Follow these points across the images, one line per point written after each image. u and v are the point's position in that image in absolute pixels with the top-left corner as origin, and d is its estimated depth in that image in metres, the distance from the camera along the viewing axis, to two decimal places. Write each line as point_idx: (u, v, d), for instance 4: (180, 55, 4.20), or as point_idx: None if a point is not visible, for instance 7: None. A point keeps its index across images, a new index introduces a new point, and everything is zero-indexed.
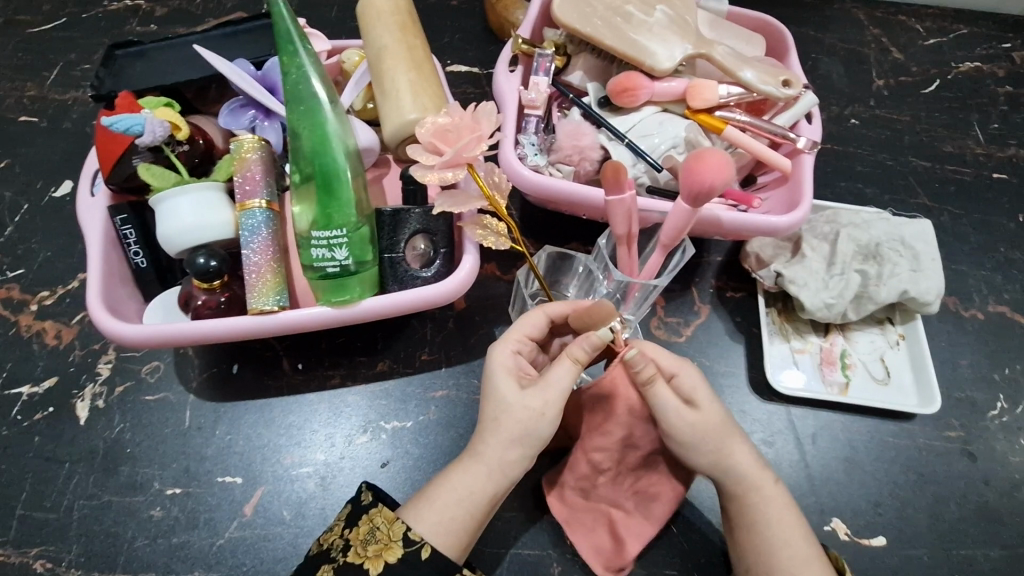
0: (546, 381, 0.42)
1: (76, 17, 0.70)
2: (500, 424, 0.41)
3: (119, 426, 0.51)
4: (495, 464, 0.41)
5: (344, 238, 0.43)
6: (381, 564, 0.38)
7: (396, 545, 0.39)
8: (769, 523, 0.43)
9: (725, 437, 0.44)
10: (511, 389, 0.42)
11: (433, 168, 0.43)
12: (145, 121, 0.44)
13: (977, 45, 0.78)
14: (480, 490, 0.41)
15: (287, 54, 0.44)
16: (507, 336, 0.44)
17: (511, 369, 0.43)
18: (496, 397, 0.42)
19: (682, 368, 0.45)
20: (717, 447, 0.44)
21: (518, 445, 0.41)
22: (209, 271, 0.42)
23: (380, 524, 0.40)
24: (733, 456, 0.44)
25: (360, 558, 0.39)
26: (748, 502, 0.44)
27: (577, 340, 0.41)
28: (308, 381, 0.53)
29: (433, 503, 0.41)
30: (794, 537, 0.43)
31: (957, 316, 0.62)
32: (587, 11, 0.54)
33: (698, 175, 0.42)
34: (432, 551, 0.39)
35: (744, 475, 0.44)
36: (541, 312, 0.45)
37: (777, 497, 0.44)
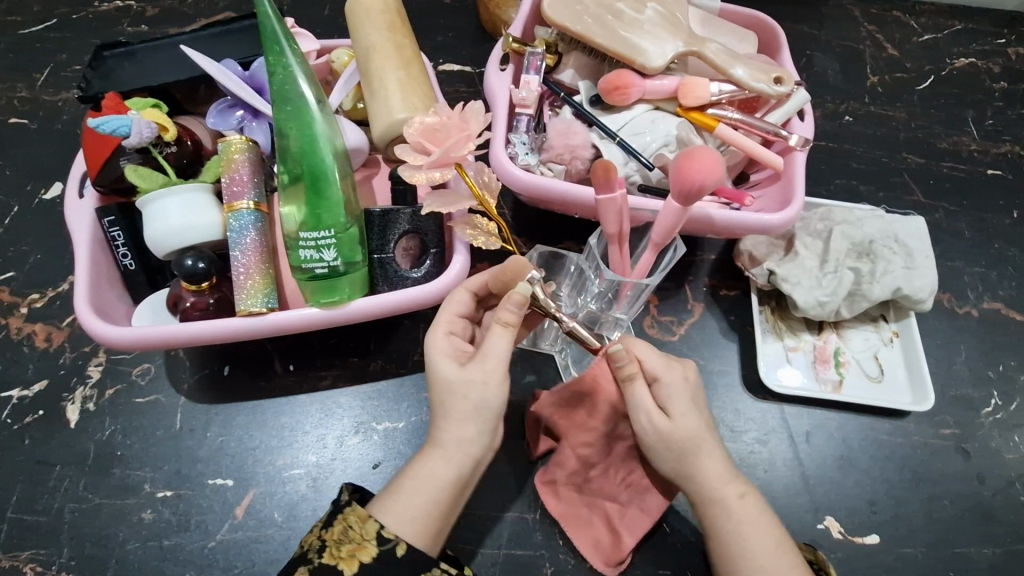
0: (483, 354, 0.41)
1: (66, 18, 0.70)
2: (451, 406, 0.41)
3: (110, 428, 0.50)
4: (451, 448, 0.41)
5: (333, 238, 0.43)
6: (356, 564, 0.38)
7: (370, 544, 0.39)
8: (737, 532, 0.42)
9: (707, 442, 0.44)
10: (449, 367, 0.41)
11: (421, 168, 0.42)
12: (132, 122, 0.44)
13: (972, 41, 0.78)
14: (442, 476, 0.41)
15: (274, 54, 0.44)
16: (437, 322, 0.44)
17: (448, 350, 0.42)
18: (440, 379, 0.41)
19: (666, 371, 0.45)
20: (693, 454, 0.44)
21: (473, 424, 0.41)
22: (197, 272, 0.42)
23: (353, 523, 0.40)
24: (711, 463, 0.44)
25: (334, 559, 0.38)
26: (717, 512, 0.43)
27: (503, 303, 0.41)
28: (299, 382, 0.52)
29: (399, 497, 0.41)
30: (766, 549, 0.42)
31: (952, 313, 0.62)
32: (578, 9, 0.54)
33: (689, 174, 0.42)
34: (406, 549, 0.39)
35: (719, 484, 0.44)
36: (464, 290, 0.44)
37: (754, 508, 0.43)
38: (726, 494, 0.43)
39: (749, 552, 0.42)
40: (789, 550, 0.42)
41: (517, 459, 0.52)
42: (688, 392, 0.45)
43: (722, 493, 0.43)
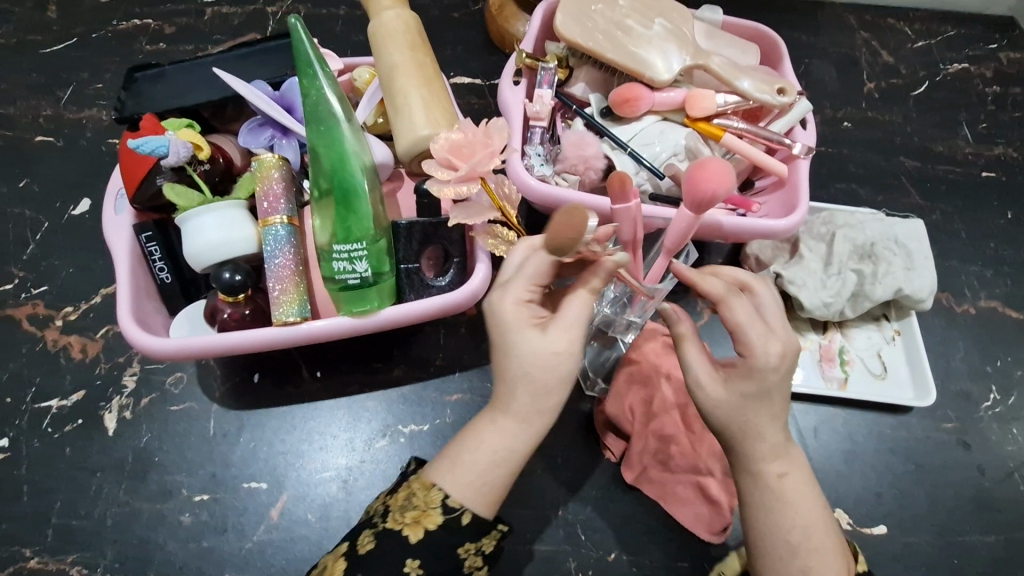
0: (566, 319, 0.40)
1: (86, 36, 0.72)
2: (529, 375, 0.40)
3: (147, 435, 0.52)
4: (519, 413, 0.40)
5: (364, 250, 0.45)
6: (422, 531, 0.39)
7: (435, 512, 0.39)
8: (773, 508, 0.41)
9: (771, 426, 0.41)
10: (526, 335, 0.40)
11: (449, 182, 0.44)
12: (170, 143, 0.46)
13: (964, 46, 0.80)
14: (508, 442, 0.40)
15: (307, 76, 0.46)
16: (513, 286, 0.41)
17: (523, 319, 0.41)
18: (515, 350, 0.40)
19: (760, 346, 0.40)
20: (748, 435, 0.41)
21: (535, 391, 0.40)
22: (235, 285, 0.44)
23: (418, 491, 0.40)
24: (761, 444, 0.41)
25: (399, 524, 0.40)
26: (754, 487, 0.41)
27: (591, 269, 0.41)
28: (326, 388, 0.54)
29: (459, 462, 0.40)
30: (801, 528, 0.41)
31: (951, 311, 0.65)
32: (589, 26, 0.57)
33: (701, 184, 0.44)
34: (472, 517, 0.40)
35: (761, 462, 0.41)
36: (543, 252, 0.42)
37: (796, 488, 0.41)
38: (765, 472, 0.41)
39: (780, 526, 0.41)
40: (824, 531, 0.41)
41: (537, 459, 0.54)
42: (778, 379, 0.41)
43: (763, 471, 0.41)
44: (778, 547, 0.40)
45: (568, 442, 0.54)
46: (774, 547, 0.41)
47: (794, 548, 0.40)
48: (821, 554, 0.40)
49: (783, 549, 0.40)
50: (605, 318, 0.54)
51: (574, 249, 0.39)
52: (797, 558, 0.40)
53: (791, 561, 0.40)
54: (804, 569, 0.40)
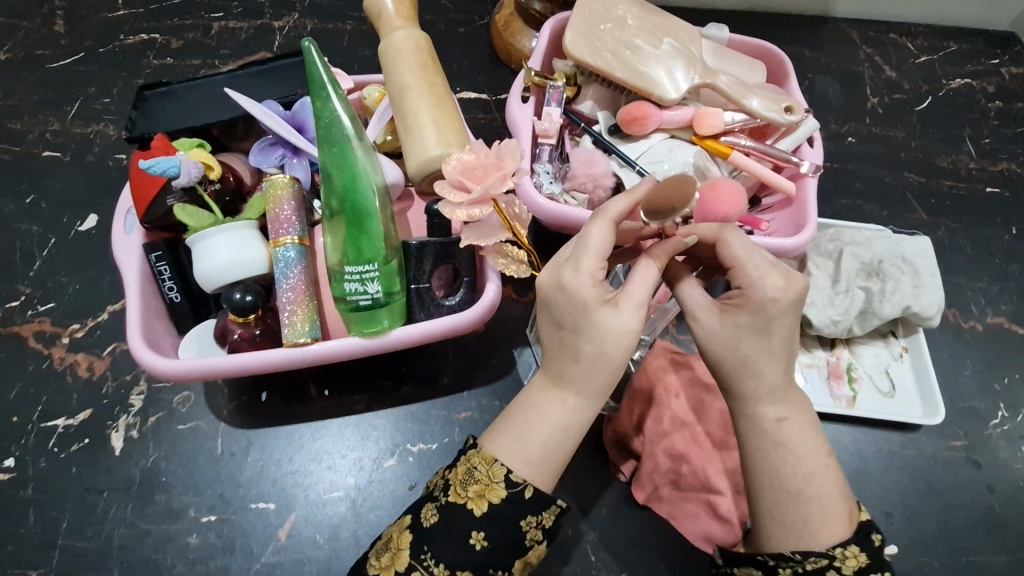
0: (634, 294, 0.41)
1: (93, 51, 0.72)
2: (607, 354, 0.41)
3: (154, 454, 0.52)
4: (589, 389, 0.42)
5: (376, 271, 0.45)
6: (485, 505, 0.40)
7: (498, 486, 0.40)
8: (771, 455, 0.41)
9: (769, 362, 0.41)
10: (606, 315, 0.40)
11: (461, 205, 0.44)
12: (181, 163, 0.46)
13: (966, 61, 0.81)
14: (576, 417, 0.42)
15: (320, 98, 0.46)
16: (581, 264, 0.41)
17: (597, 299, 0.40)
18: (595, 329, 0.40)
19: (760, 279, 0.40)
20: (745, 374, 0.41)
21: (606, 368, 0.41)
22: (246, 305, 0.44)
23: (478, 466, 0.41)
24: (759, 384, 0.41)
25: (463, 497, 0.41)
26: (753, 434, 0.41)
27: (660, 245, 0.42)
28: (334, 407, 0.54)
29: (525, 438, 0.41)
30: (800, 474, 0.40)
31: (958, 327, 0.65)
32: (598, 45, 0.57)
33: (712, 207, 0.45)
34: (534, 491, 0.41)
35: (759, 406, 0.41)
36: (608, 222, 0.41)
37: (794, 433, 0.41)
38: (762, 416, 0.41)
39: (778, 471, 0.41)
40: (822, 476, 0.41)
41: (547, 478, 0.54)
42: (780, 311, 0.40)
43: (762, 414, 0.41)
44: (775, 494, 0.41)
45: (576, 459, 0.54)
46: (773, 494, 0.41)
47: (794, 495, 0.40)
48: (820, 503, 0.40)
49: (783, 497, 0.40)
50: None
51: (668, 211, 0.44)
52: (795, 508, 0.40)
53: (789, 510, 0.40)
54: (802, 517, 0.40)
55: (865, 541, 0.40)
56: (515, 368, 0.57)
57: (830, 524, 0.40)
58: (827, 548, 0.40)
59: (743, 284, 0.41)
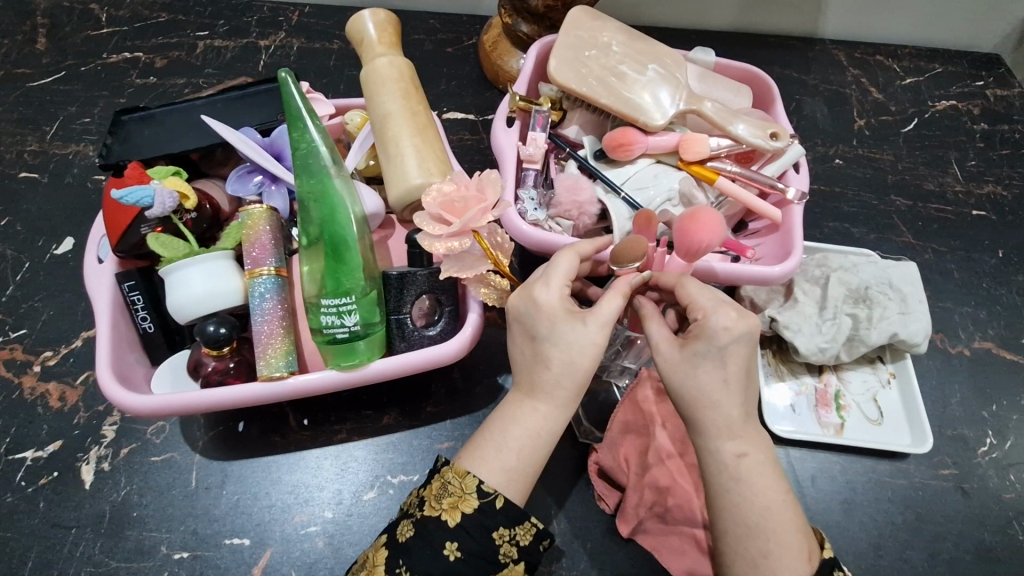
0: (596, 313, 0.41)
1: (75, 70, 0.71)
2: (575, 362, 0.41)
3: (125, 488, 0.50)
4: (559, 399, 0.41)
5: (354, 304, 0.44)
6: (458, 515, 0.39)
7: (471, 496, 0.40)
8: (730, 489, 0.40)
9: (725, 394, 0.40)
10: (573, 328, 0.41)
11: (440, 237, 0.43)
12: (155, 193, 0.44)
13: (952, 84, 0.82)
14: (547, 426, 0.41)
15: (296, 130, 0.45)
16: (548, 279, 0.43)
17: (563, 311, 0.41)
18: (563, 341, 0.41)
19: (714, 309, 0.41)
20: (701, 405, 0.41)
21: (575, 378, 0.41)
22: (219, 338, 0.42)
23: (452, 479, 0.41)
24: (716, 416, 0.40)
25: (436, 510, 0.40)
26: (713, 468, 0.41)
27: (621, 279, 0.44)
28: (314, 438, 0.53)
29: (501, 457, 0.41)
30: (759, 510, 0.39)
31: (945, 352, 0.65)
32: (583, 71, 0.57)
33: (692, 236, 0.44)
34: (506, 501, 0.40)
35: (717, 439, 0.40)
36: (574, 252, 0.44)
37: (754, 468, 0.40)
38: (721, 450, 0.40)
39: (736, 505, 0.40)
40: (783, 513, 0.40)
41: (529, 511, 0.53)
42: (733, 341, 0.40)
43: (719, 448, 0.40)
44: (734, 529, 0.40)
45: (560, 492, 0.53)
46: (733, 529, 0.40)
47: (753, 530, 0.39)
48: (778, 538, 0.39)
49: (742, 532, 0.40)
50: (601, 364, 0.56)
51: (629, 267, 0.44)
52: (755, 543, 0.39)
53: (749, 545, 0.39)
54: (762, 552, 0.39)
55: None
56: (499, 397, 0.56)
57: (790, 560, 0.39)
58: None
59: (697, 315, 0.42)
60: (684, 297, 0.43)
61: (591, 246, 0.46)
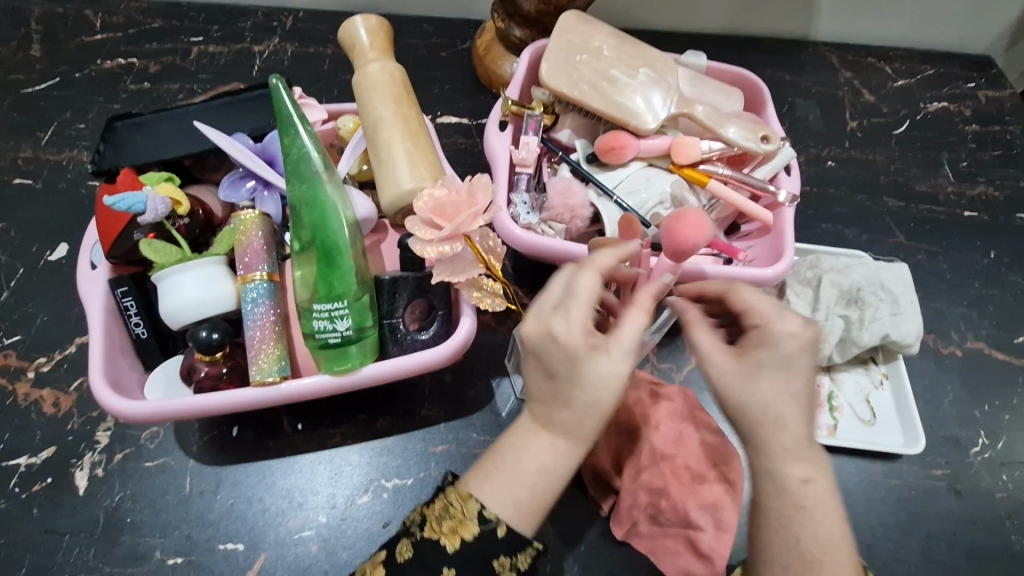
0: (617, 337, 0.39)
1: (70, 76, 0.72)
2: (597, 401, 0.39)
3: (119, 494, 0.50)
4: (579, 434, 0.40)
5: (346, 309, 0.44)
6: (457, 541, 0.39)
7: (471, 522, 0.39)
8: (792, 517, 0.38)
9: (791, 407, 0.39)
10: (597, 365, 0.38)
11: (431, 241, 0.43)
12: (147, 199, 0.45)
13: (943, 85, 0.82)
14: (564, 460, 0.40)
15: (287, 135, 0.45)
16: (563, 310, 0.40)
17: (585, 346, 0.39)
18: (588, 379, 0.38)
19: (778, 316, 0.41)
20: (766, 421, 0.38)
21: (598, 415, 0.39)
22: (212, 343, 0.43)
23: (454, 502, 0.40)
24: (782, 435, 0.38)
25: (436, 533, 0.40)
26: (774, 492, 0.38)
27: (645, 289, 0.41)
28: (308, 441, 0.53)
29: (511, 485, 0.40)
30: (820, 541, 0.37)
31: (937, 352, 0.65)
32: (574, 75, 0.57)
33: (679, 237, 0.44)
34: (508, 530, 0.40)
35: (781, 462, 0.38)
36: (595, 271, 0.41)
37: (818, 496, 0.38)
38: (787, 476, 0.38)
39: (798, 537, 0.38)
40: (844, 544, 0.38)
41: None
42: (799, 350, 0.39)
43: (787, 473, 0.38)
44: (790, 561, 0.38)
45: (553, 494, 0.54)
46: (787, 561, 0.37)
47: (810, 564, 0.37)
48: (835, 572, 0.37)
49: (797, 564, 0.37)
50: None
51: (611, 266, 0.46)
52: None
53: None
54: None
55: None
56: (494, 400, 0.56)
57: None
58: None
59: (758, 322, 0.41)
60: (739, 303, 0.43)
61: (613, 260, 0.42)
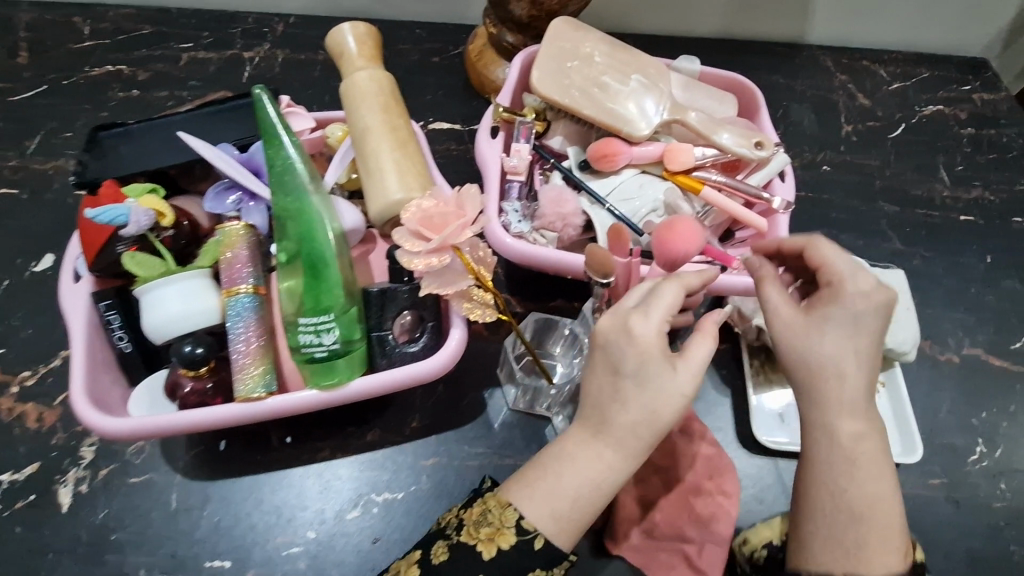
0: (687, 357, 0.40)
1: (57, 84, 0.71)
2: (656, 411, 0.39)
3: (104, 511, 0.50)
4: (629, 448, 0.40)
5: (332, 322, 0.43)
6: (495, 549, 0.40)
7: (509, 531, 0.40)
8: (841, 471, 0.40)
9: (854, 365, 0.40)
10: (665, 374, 0.39)
11: (419, 253, 0.43)
12: (130, 212, 0.44)
13: (939, 88, 0.82)
14: (607, 475, 0.40)
15: (272, 146, 0.44)
16: (645, 310, 0.40)
17: (660, 352, 0.39)
18: (652, 385, 0.39)
19: (852, 274, 0.42)
20: (826, 376, 0.40)
21: (653, 427, 0.39)
22: (195, 359, 0.42)
23: (492, 509, 0.41)
24: (843, 391, 0.40)
25: (473, 539, 0.40)
26: (827, 446, 0.41)
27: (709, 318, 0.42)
28: (297, 455, 0.52)
29: (552, 494, 0.40)
30: (865, 498, 0.40)
31: (934, 359, 0.64)
32: (566, 83, 0.57)
33: (670, 246, 0.44)
34: (545, 542, 0.40)
35: (838, 416, 0.40)
36: (681, 284, 0.41)
37: (869, 453, 0.40)
38: (841, 431, 0.40)
39: (842, 494, 0.40)
40: (891, 503, 0.40)
41: None
42: (867, 309, 0.41)
43: (840, 428, 0.40)
44: (836, 513, 0.40)
45: None
46: (831, 510, 0.40)
47: (853, 516, 0.40)
48: (878, 528, 0.39)
49: (841, 515, 0.40)
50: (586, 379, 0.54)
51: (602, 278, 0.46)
52: (852, 530, 0.39)
53: (844, 531, 0.39)
54: (856, 541, 0.39)
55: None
56: (486, 412, 0.55)
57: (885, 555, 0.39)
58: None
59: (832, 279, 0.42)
60: (814, 259, 0.44)
61: (699, 281, 0.42)
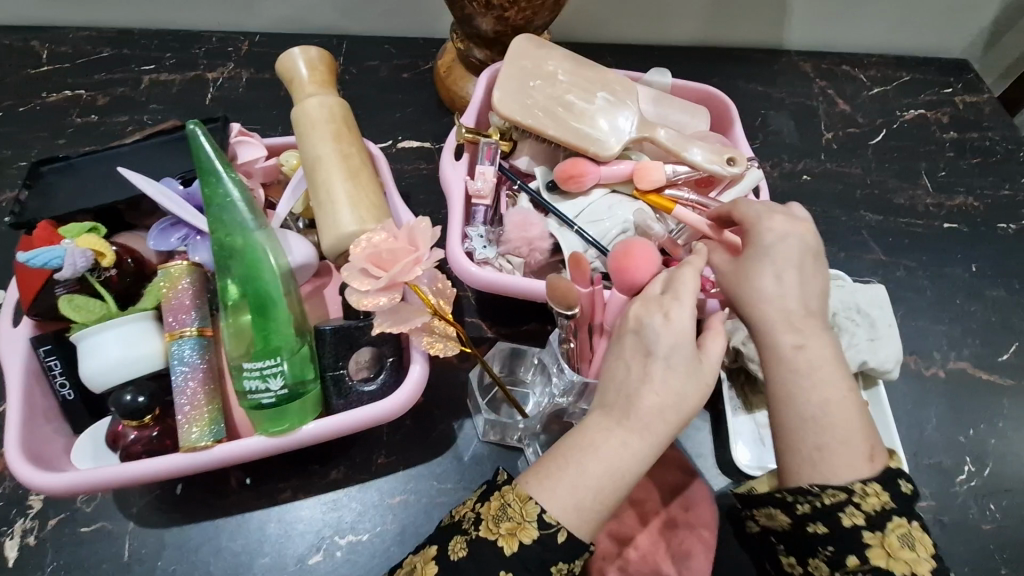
0: (703, 352, 0.39)
1: (13, 110, 0.69)
2: (682, 398, 0.37)
3: (52, 564, 0.47)
4: (654, 434, 0.37)
5: (280, 366, 0.41)
6: (516, 544, 0.35)
7: (531, 525, 0.36)
8: (788, 377, 0.39)
9: (782, 290, 0.41)
10: (689, 362, 0.37)
11: (367, 292, 0.41)
12: (66, 253, 0.41)
13: (920, 92, 0.80)
14: (633, 465, 0.36)
15: (209, 185, 0.42)
16: (665, 300, 0.39)
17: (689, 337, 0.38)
18: (673, 374, 0.37)
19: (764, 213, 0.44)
20: (758, 306, 0.41)
21: (679, 413, 0.37)
22: (137, 408, 0.40)
23: (512, 501, 0.37)
24: (778, 310, 0.41)
25: (493, 534, 0.36)
26: (774, 364, 0.40)
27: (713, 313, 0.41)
28: (256, 498, 0.50)
29: (575, 483, 0.36)
30: (818, 403, 0.38)
31: (919, 374, 0.63)
32: (528, 102, 0.55)
33: (630, 273, 0.42)
34: (569, 536, 0.35)
35: (776, 332, 0.40)
36: (695, 266, 0.40)
37: (816, 358, 0.39)
38: (780, 343, 0.40)
39: (793, 395, 0.39)
40: (847, 400, 0.38)
41: None
42: (785, 240, 0.42)
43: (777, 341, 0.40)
44: (790, 423, 0.38)
45: None
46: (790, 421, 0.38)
47: (810, 420, 0.38)
48: (836, 429, 0.38)
49: (799, 424, 0.38)
50: (556, 408, 0.50)
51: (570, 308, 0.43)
52: (810, 436, 0.38)
53: (804, 438, 0.38)
54: (818, 446, 0.37)
55: (886, 479, 0.37)
56: (456, 443, 0.53)
57: (847, 458, 0.37)
58: (844, 484, 0.37)
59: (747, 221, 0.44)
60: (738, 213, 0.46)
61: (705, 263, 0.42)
